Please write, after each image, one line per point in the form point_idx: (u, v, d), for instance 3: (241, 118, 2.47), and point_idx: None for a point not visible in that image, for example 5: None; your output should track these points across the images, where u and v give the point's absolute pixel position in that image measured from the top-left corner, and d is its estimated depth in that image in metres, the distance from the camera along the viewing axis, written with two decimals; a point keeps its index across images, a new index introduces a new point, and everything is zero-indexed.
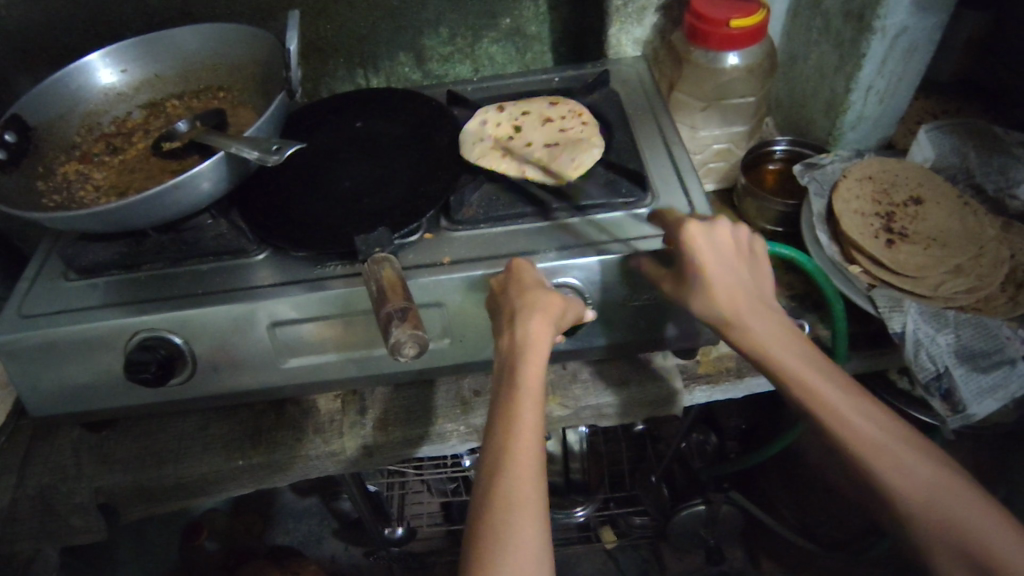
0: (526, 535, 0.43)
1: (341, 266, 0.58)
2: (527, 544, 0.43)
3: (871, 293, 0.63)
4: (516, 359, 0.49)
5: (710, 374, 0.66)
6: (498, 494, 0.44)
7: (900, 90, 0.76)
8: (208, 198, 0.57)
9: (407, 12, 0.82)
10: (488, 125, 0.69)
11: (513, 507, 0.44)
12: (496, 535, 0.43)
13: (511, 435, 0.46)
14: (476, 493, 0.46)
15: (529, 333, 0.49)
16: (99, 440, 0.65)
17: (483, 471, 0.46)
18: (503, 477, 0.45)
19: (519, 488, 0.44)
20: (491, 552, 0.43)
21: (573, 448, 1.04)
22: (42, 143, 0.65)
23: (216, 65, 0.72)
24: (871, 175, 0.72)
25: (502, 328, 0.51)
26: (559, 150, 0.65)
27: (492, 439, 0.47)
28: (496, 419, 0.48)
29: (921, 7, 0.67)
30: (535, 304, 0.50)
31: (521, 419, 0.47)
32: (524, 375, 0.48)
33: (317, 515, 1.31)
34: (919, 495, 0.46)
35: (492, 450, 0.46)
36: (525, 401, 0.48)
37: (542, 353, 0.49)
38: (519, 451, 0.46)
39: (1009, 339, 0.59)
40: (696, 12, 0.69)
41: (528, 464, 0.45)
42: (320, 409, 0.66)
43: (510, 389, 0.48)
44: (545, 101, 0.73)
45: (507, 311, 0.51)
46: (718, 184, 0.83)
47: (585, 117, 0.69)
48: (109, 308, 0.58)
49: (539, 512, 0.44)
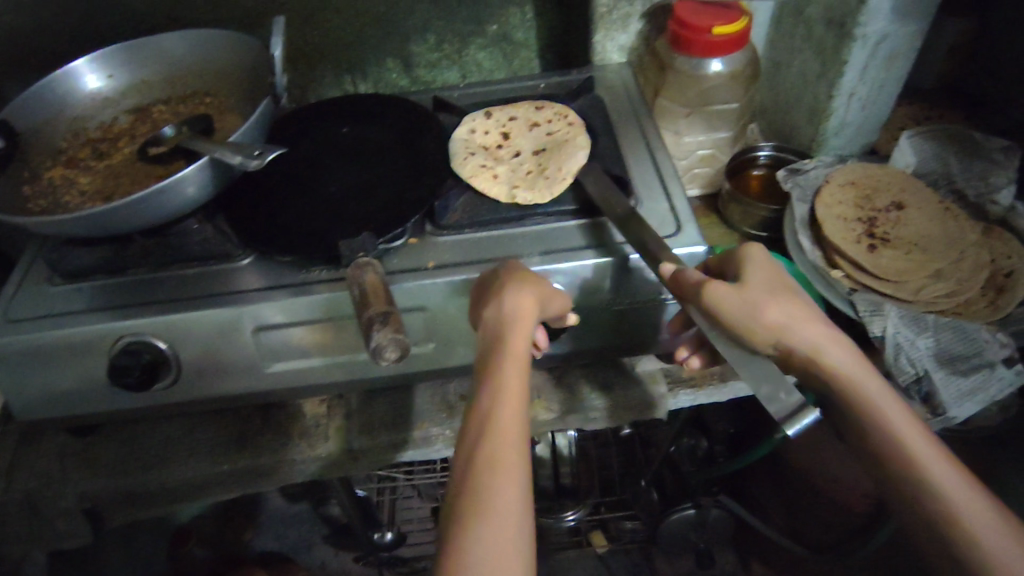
0: (509, 503, 0.43)
1: (326, 271, 0.58)
2: (508, 511, 0.42)
3: (852, 297, 0.64)
4: (501, 333, 0.50)
5: (694, 379, 0.66)
6: (483, 458, 0.44)
7: (881, 97, 0.76)
8: (193, 203, 0.57)
9: (395, 19, 0.82)
10: (479, 135, 0.70)
11: (495, 474, 0.43)
12: (478, 503, 0.42)
13: (495, 403, 0.47)
14: (458, 463, 0.45)
15: (517, 307, 0.49)
16: (83, 446, 0.65)
17: (466, 443, 0.46)
18: (486, 445, 0.45)
19: (500, 453, 0.44)
20: (475, 515, 0.42)
21: (561, 452, 1.02)
22: (29, 148, 0.65)
23: (205, 71, 0.72)
24: (854, 181, 0.73)
25: (488, 303, 0.51)
26: (548, 156, 0.66)
27: (477, 411, 0.47)
28: (481, 392, 0.48)
29: (900, 15, 0.68)
30: (523, 280, 0.51)
31: (505, 390, 0.47)
32: (509, 349, 0.49)
33: (308, 521, 1.30)
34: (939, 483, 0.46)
35: (479, 416, 0.47)
36: (510, 370, 0.48)
37: (529, 326, 0.50)
38: (502, 420, 0.46)
39: (987, 342, 0.60)
40: (679, 19, 0.70)
41: (512, 434, 0.46)
42: (305, 414, 0.66)
43: (495, 359, 0.49)
44: (531, 106, 0.74)
45: (495, 286, 0.52)
46: (703, 190, 0.83)
47: (570, 118, 0.70)
48: (94, 312, 0.58)
49: (519, 478, 0.44)
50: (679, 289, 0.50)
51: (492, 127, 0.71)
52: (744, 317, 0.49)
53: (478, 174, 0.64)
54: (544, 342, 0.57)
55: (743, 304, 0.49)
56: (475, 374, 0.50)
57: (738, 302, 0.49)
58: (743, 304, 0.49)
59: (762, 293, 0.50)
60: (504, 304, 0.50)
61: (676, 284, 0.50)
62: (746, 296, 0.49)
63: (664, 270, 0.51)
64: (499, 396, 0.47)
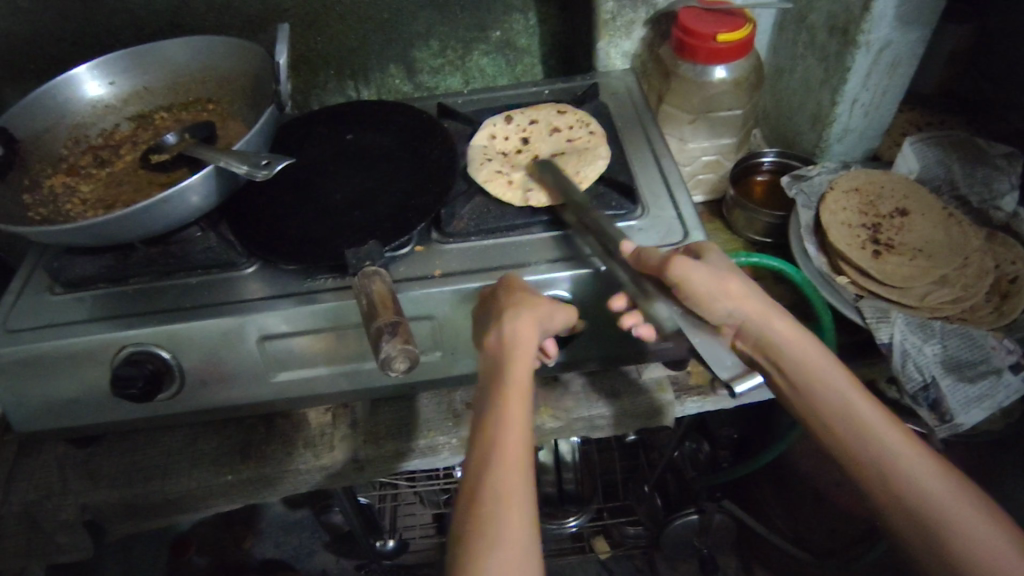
0: (518, 532, 0.42)
1: (331, 279, 0.58)
2: (517, 539, 0.41)
3: (859, 304, 0.64)
4: (504, 357, 0.50)
5: (701, 386, 0.66)
6: (487, 487, 0.43)
7: (884, 103, 0.77)
8: (197, 213, 0.57)
9: (397, 24, 0.82)
10: (500, 185, 0.64)
11: (502, 503, 0.43)
12: (485, 534, 0.41)
13: (499, 431, 0.46)
14: (463, 491, 0.44)
15: (516, 332, 0.49)
16: (83, 457, 0.64)
17: (469, 473, 0.45)
18: (492, 474, 0.44)
19: (507, 482, 0.43)
20: (481, 546, 0.41)
21: (564, 458, 1.06)
22: (28, 155, 0.64)
23: (206, 77, 0.71)
24: (857, 187, 0.73)
25: (489, 329, 0.51)
26: (566, 161, 0.66)
27: (480, 442, 0.46)
28: (483, 419, 0.47)
29: (905, 22, 0.68)
30: (524, 303, 0.51)
31: (509, 418, 0.47)
32: (511, 377, 0.49)
33: (309, 529, 1.28)
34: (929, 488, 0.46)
35: (482, 444, 0.46)
36: (514, 397, 0.48)
37: (530, 348, 0.50)
38: (509, 448, 0.45)
39: (996, 348, 0.60)
40: (683, 26, 0.70)
41: (517, 461, 0.45)
42: (311, 423, 0.66)
43: (499, 386, 0.48)
44: (552, 109, 0.73)
45: (496, 311, 0.51)
46: (707, 196, 0.83)
47: (592, 126, 0.70)
48: (97, 322, 0.57)
49: (528, 506, 0.43)
50: (643, 266, 0.54)
51: (508, 169, 0.66)
52: (707, 293, 0.53)
53: (493, 180, 0.65)
54: (552, 350, 0.56)
55: (710, 281, 0.53)
56: (478, 405, 0.49)
57: (703, 276, 0.53)
58: (710, 279, 0.53)
59: (726, 272, 0.54)
60: (503, 327, 0.49)
61: (638, 261, 0.54)
62: (713, 274, 0.53)
63: (625, 248, 0.54)
64: (503, 423, 0.46)
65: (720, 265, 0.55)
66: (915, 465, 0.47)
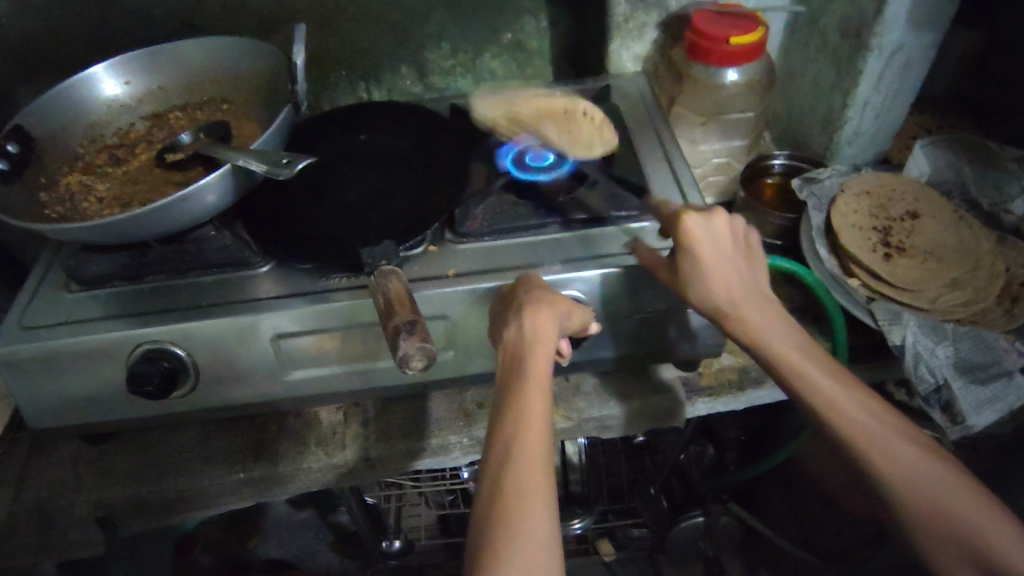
0: (540, 526, 0.42)
1: (346, 278, 0.58)
2: (538, 536, 0.42)
3: (871, 306, 0.64)
4: (522, 354, 0.50)
5: (712, 387, 0.66)
6: (508, 483, 0.44)
7: (895, 107, 0.77)
8: (213, 210, 0.57)
9: (410, 26, 0.83)
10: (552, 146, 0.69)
11: (522, 498, 0.43)
12: (507, 532, 0.42)
13: (519, 427, 0.46)
14: (484, 484, 0.45)
15: (535, 327, 0.50)
16: (97, 454, 0.65)
17: (488, 468, 0.45)
18: (512, 468, 0.44)
19: (529, 479, 0.44)
20: (505, 539, 0.41)
21: (572, 460, 1.04)
22: (44, 153, 0.65)
23: (220, 77, 0.72)
24: (869, 191, 0.73)
25: (507, 322, 0.51)
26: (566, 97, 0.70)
27: (500, 436, 0.46)
28: (502, 415, 0.47)
29: (917, 26, 0.68)
30: (541, 300, 0.51)
31: (529, 415, 0.47)
32: (531, 373, 0.49)
33: (313, 529, 1.28)
34: (925, 483, 0.47)
35: (502, 441, 0.46)
36: (533, 392, 0.48)
37: (549, 343, 0.50)
38: (529, 443, 0.45)
39: (1006, 351, 0.60)
40: (696, 28, 0.71)
41: (537, 459, 0.45)
42: (322, 422, 0.66)
43: (518, 382, 0.48)
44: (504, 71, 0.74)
45: (513, 308, 0.51)
46: (717, 198, 0.85)
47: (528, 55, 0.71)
48: (112, 319, 0.57)
49: (546, 504, 0.43)
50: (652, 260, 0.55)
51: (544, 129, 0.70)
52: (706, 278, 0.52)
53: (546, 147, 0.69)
54: (568, 350, 0.56)
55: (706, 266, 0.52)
56: (495, 399, 0.49)
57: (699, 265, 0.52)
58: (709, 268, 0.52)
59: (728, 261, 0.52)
60: (523, 322, 0.49)
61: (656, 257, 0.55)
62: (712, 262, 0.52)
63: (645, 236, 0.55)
64: (524, 419, 0.46)
65: (709, 249, 0.52)
66: (911, 459, 0.48)
